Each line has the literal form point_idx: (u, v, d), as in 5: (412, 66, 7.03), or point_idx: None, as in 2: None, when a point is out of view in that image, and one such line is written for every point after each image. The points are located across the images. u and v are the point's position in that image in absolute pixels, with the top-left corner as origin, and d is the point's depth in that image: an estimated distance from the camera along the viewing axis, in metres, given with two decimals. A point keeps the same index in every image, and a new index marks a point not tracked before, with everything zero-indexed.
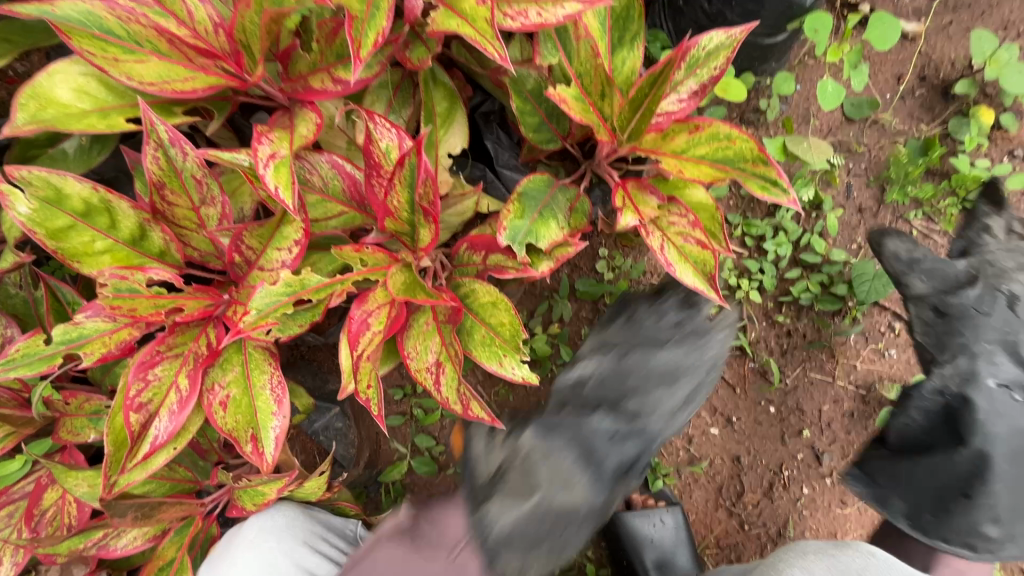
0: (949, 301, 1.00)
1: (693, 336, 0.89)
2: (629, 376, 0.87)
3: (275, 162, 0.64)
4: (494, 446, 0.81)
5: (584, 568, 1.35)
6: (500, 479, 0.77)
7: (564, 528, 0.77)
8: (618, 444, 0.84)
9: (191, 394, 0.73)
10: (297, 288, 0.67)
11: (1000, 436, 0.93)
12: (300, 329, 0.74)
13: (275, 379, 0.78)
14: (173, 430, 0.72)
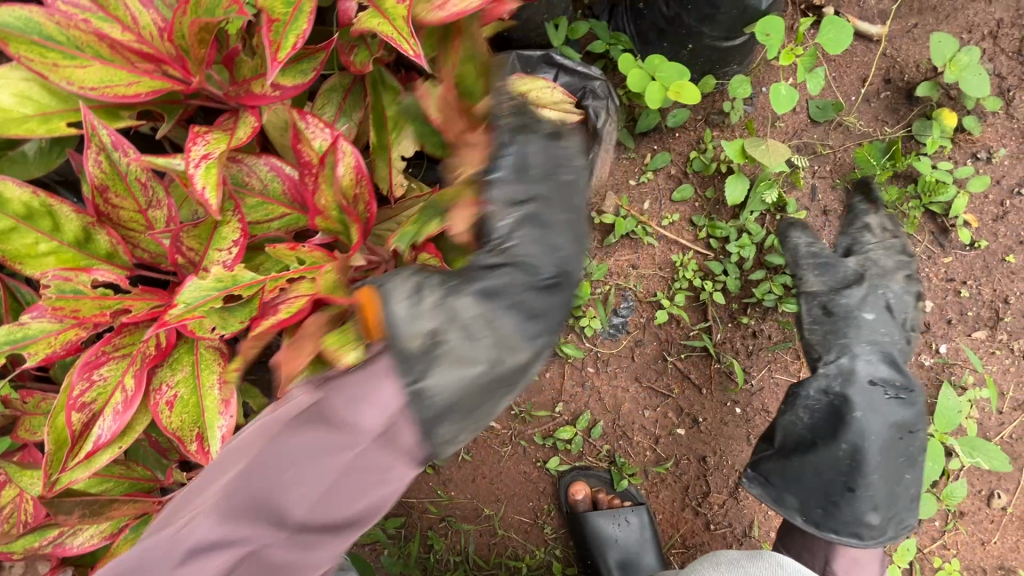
0: (838, 300, 1.08)
1: (571, 179, 0.69)
2: (546, 220, 0.65)
3: (207, 162, 0.66)
4: (424, 302, 0.56)
5: (551, 566, 1.36)
6: (439, 335, 0.54)
7: (494, 410, 0.57)
8: (556, 302, 0.64)
9: (137, 393, 0.74)
10: (227, 283, 0.69)
11: (874, 432, 1.02)
12: (238, 327, 0.70)
13: (224, 379, 0.78)
14: (116, 429, 0.74)
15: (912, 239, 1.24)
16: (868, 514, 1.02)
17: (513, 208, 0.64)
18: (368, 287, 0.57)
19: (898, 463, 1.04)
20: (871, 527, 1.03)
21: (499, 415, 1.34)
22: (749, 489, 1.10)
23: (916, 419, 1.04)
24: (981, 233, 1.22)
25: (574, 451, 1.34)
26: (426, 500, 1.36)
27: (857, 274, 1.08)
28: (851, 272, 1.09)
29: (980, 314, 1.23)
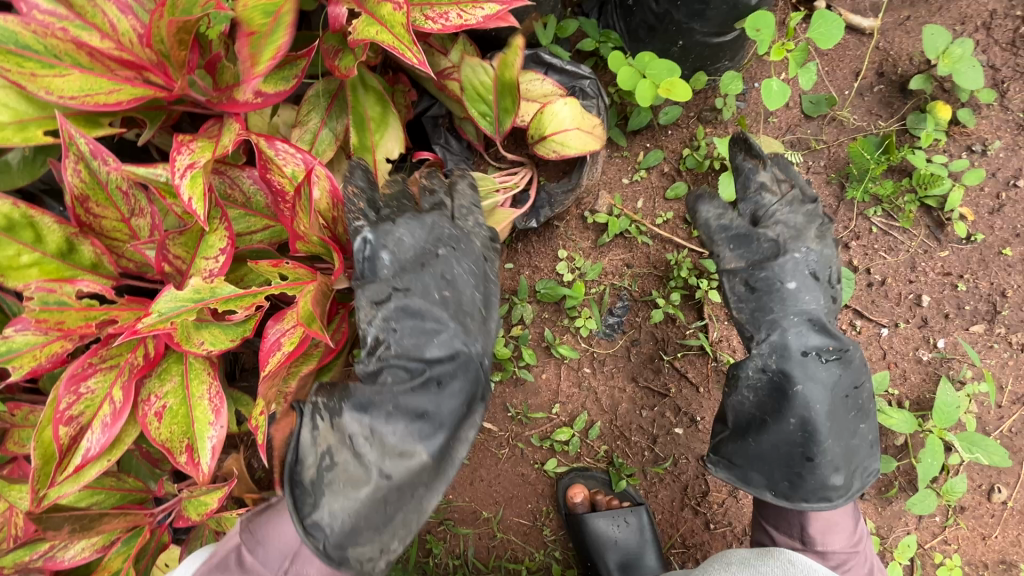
0: (755, 275, 1.01)
1: (454, 246, 0.83)
2: (426, 323, 0.81)
3: (192, 172, 0.65)
4: (318, 437, 0.77)
5: (550, 569, 1.36)
6: (326, 468, 0.76)
7: (406, 500, 0.76)
8: (444, 394, 0.79)
9: (125, 406, 0.73)
10: (204, 296, 0.68)
11: (816, 400, 0.99)
12: (232, 343, 0.74)
13: (213, 389, 0.77)
14: (105, 442, 0.73)
15: (907, 234, 1.23)
16: (831, 479, 1.01)
17: (371, 332, 0.79)
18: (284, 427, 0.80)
19: (848, 418, 1.02)
20: (837, 491, 1.02)
21: (496, 417, 1.33)
22: (714, 473, 1.09)
23: (856, 373, 1.02)
24: (977, 226, 1.21)
25: (572, 452, 1.33)
26: None
27: (773, 241, 1.00)
28: (767, 241, 1.01)
29: (977, 308, 1.22)
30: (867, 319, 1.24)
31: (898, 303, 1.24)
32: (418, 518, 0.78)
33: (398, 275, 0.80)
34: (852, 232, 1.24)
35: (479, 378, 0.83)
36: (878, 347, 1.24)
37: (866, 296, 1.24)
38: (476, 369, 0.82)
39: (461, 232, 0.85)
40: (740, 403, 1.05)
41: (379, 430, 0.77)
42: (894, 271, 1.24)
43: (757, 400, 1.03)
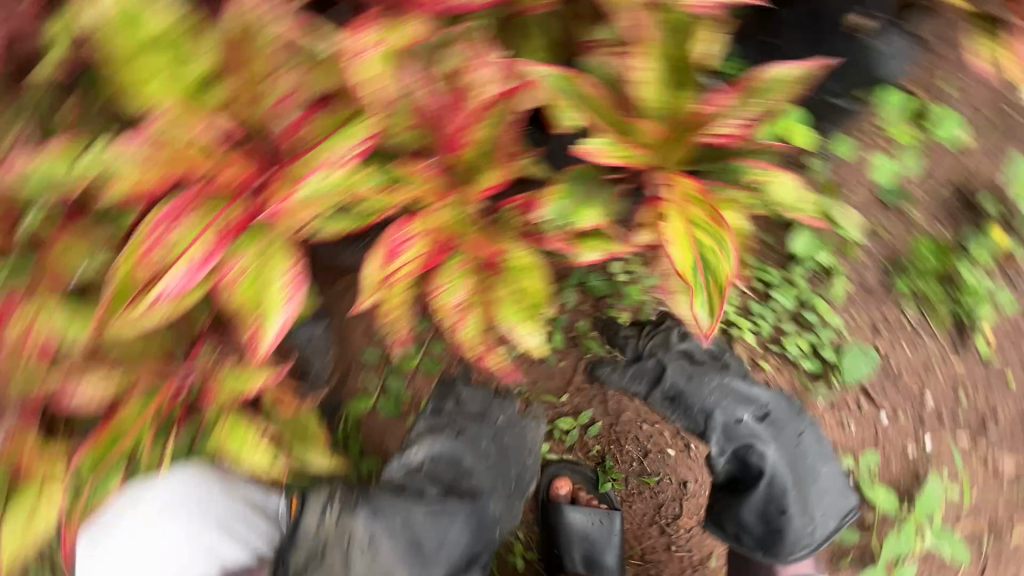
0: (665, 388, 1.29)
1: (507, 422, 1.30)
2: (461, 461, 1.22)
3: (384, 47, 0.67)
4: (316, 530, 0.98)
5: (511, 545, 1.39)
6: (316, 560, 0.96)
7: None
8: (451, 525, 1.06)
9: (213, 256, 0.69)
10: (348, 189, 0.73)
11: (777, 462, 1.20)
12: (340, 229, 0.81)
13: (294, 273, 0.74)
14: (185, 286, 0.68)
15: (933, 336, 1.30)
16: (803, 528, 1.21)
17: (414, 455, 1.21)
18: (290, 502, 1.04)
19: (810, 461, 1.21)
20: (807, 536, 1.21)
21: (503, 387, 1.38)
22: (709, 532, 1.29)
23: (803, 428, 1.25)
24: (998, 350, 1.29)
25: (567, 442, 1.37)
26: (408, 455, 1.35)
27: (693, 364, 1.30)
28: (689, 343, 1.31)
29: (970, 420, 1.31)
30: (871, 401, 1.33)
31: (903, 395, 1.32)
32: None
33: (471, 418, 1.28)
34: (885, 318, 1.31)
35: (488, 521, 1.15)
36: (872, 430, 1.34)
37: (878, 380, 1.32)
38: (487, 513, 1.14)
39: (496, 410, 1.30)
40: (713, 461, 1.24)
41: (382, 539, 0.99)
42: (910, 365, 1.32)
43: (727, 459, 1.23)
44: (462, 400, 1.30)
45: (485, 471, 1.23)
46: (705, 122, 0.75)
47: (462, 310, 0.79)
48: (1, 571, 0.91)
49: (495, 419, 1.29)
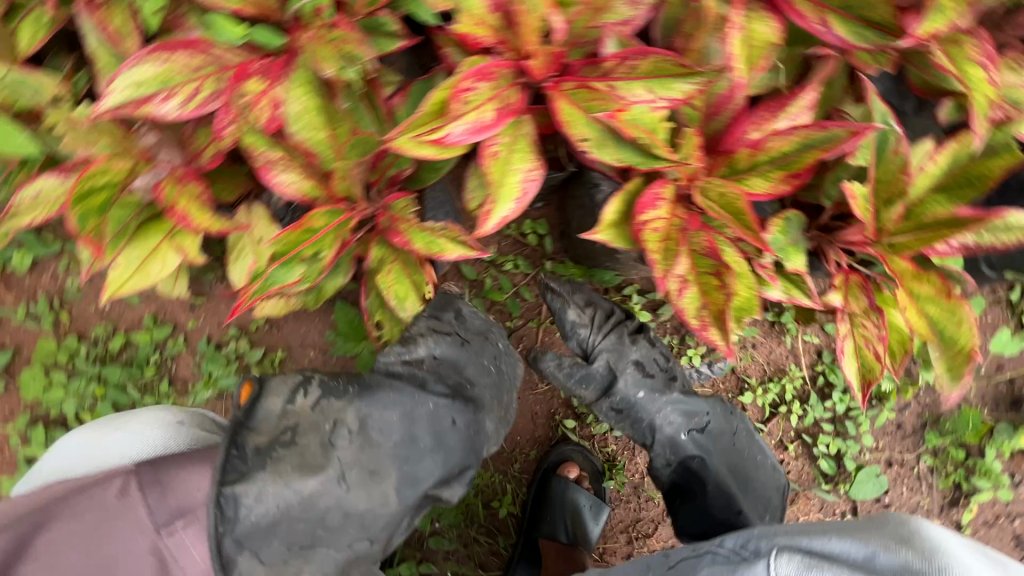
0: (614, 400, 1.21)
1: (500, 352, 1.24)
2: (463, 367, 1.14)
3: (739, 36, 0.70)
4: (286, 414, 0.93)
5: (497, 492, 1.47)
6: (284, 439, 0.91)
7: (343, 525, 0.90)
8: (432, 445, 1.00)
9: (494, 127, 0.73)
10: (659, 130, 0.76)
11: (719, 469, 1.16)
12: (609, 161, 0.77)
13: (535, 173, 0.80)
14: (464, 140, 0.72)
15: (931, 491, 1.44)
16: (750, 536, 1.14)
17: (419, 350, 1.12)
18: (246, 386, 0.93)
19: (737, 453, 1.20)
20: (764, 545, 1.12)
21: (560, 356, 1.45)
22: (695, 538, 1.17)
23: (717, 412, 1.22)
24: (973, 526, 1.44)
25: (592, 429, 1.46)
26: None
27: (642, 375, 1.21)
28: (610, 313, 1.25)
29: None
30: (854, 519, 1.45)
31: None
32: (338, 551, 0.90)
33: (475, 331, 1.21)
34: (902, 458, 1.43)
35: (474, 434, 1.08)
36: None
37: (869, 505, 1.44)
38: (478, 427, 1.09)
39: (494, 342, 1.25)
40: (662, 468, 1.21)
41: (363, 435, 0.95)
42: (900, 506, 1.45)
43: (684, 470, 1.18)
44: (468, 318, 1.24)
45: (468, 389, 1.11)
46: (940, 231, 0.82)
47: (703, 283, 0.75)
48: (112, 294, 0.93)
49: (500, 343, 1.25)
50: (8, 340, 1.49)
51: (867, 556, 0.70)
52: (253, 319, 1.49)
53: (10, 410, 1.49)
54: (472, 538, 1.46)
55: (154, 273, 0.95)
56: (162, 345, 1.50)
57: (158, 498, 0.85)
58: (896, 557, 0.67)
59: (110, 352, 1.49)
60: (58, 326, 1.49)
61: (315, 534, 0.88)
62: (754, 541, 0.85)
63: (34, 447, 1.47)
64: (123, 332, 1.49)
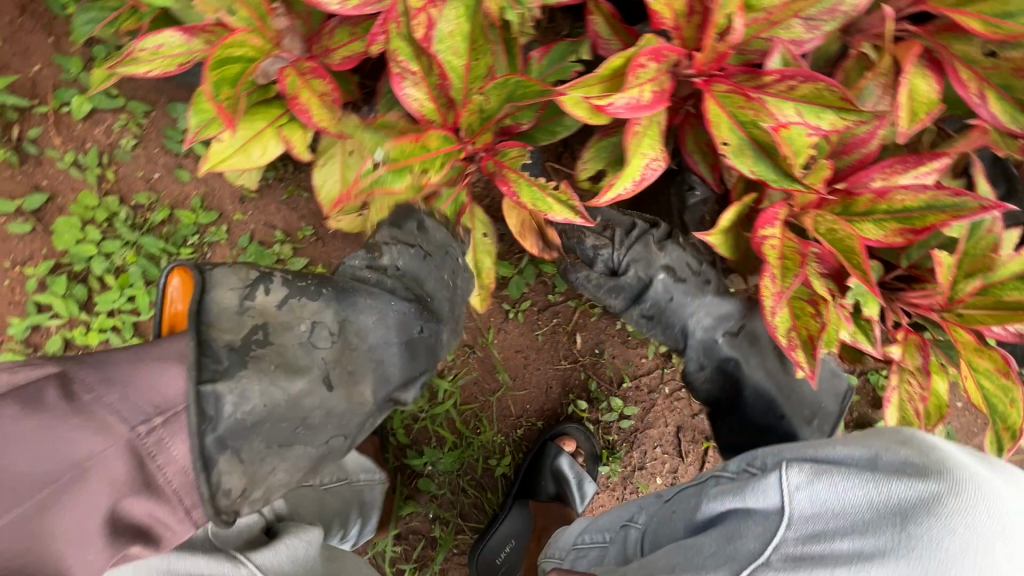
0: (644, 308, 1.18)
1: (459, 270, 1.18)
2: (423, 283, 1.13)
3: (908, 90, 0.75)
4: (246, 318, 0.87)
5: (494, 452, 1.51)
6: (255, 343, 0.85)
7: (325, 424, 0.87)
8: (404, 348, 1.01)
9: (650, 109, 0.75)
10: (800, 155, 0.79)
11: (756, 374, 1.19)
12: (744, 168, 0.78)
13: (659, 163, 0.81)
14: (623, 113, 0.74)
15: None
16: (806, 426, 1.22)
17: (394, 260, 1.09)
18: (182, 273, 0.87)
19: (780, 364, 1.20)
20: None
21: (587, 339, 1.50)
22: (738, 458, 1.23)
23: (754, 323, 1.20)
24: None
25: (600, 415, 1.51)
26: (488, 324, 1.49)
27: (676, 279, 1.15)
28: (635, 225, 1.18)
29: None
30: None
31: None
32: (314, 446, 0.87)
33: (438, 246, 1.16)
34: None
35: (434, 345, 1.09)
36: None
37: None
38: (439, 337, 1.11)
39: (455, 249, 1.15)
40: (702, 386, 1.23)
41: (342, 332, 0.94)
42: None
43: (719, 383, 1.20)
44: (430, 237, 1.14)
45: (430, 297, 1.12)
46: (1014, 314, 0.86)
47: (798, 308, 0.79)
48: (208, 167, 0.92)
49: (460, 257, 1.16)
50: (47, 184, 1.45)
51: (871, 458, 0.75)
52: (301, 227, 1.48)
53: (34, 254, 1.45)
54: (461, 487, 1.51)
55: (254, 157, 0.94)
56: (204, 229, 1.47)
57: (115, 398, 0.71)
58: (898, 454, 0.74)
59: (149, 222, 1.46)
60: (102, 183, 1.46)
61: (300, 433, 0.84)
62: (761, 458, 0.94)
63: (51, 297, 1.44)
64: (167, 206, 1.46)
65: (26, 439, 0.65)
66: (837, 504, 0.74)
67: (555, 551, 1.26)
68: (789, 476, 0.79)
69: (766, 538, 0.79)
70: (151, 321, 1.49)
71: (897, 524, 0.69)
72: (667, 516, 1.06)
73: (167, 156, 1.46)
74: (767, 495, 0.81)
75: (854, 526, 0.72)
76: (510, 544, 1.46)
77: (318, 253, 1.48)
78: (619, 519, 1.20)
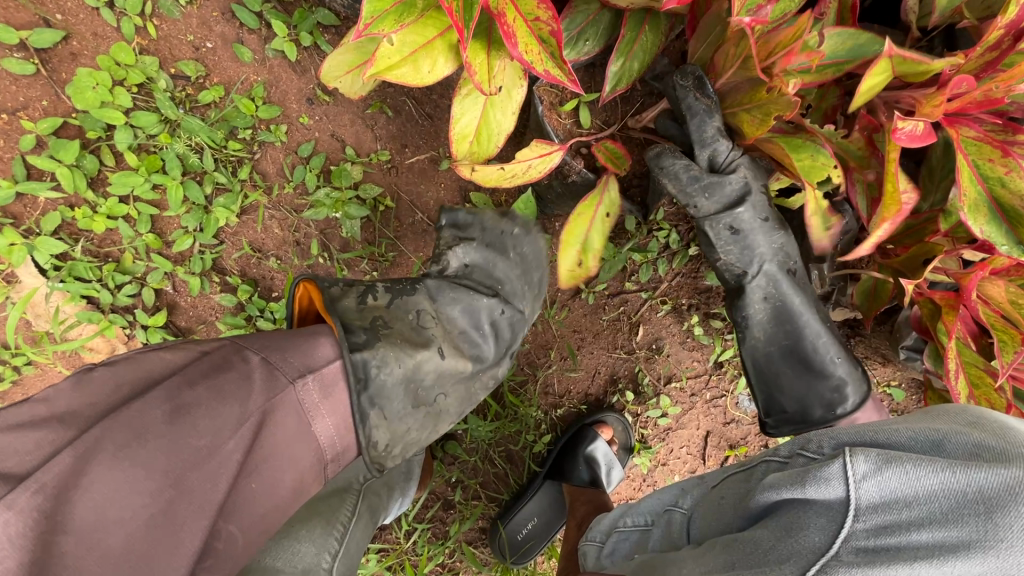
0: (737, 217, 1.00)
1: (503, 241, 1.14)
2: (494, 270, 1.11)
3: None
4: (364, 311, 0.91)
5: (530, 427, 1.46)
6: (380, 324, 0.90)
7: (438, 385, 0.92)
8: (494, 336, 1.05)
9: (920, 139, 0.69)
10: None
11: (805, 306, 1.05)
12: (977, 225, 0.74)
13: (911, 197, 0.74)
14: (899, 139, 0.68)
15: None
16: (832, 394, 1.05)
17: (728, 147, 0.96)
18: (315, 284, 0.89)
19: (828, 314, 1.09)
20: (848, 401, 1.05)
21: (649, 332, 1.46)
22: (780, 435, 1.10)
23: (803, 267, 1.07)
24: None
25: (642, 407, 1.50)
26: (554, 298, 1.40)
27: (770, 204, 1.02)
28: None
29: None
30: None
31: None
32: (434, 408, 0.93)
33: (488, 232, 1.14)
34: None
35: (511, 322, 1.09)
36: None
37: None
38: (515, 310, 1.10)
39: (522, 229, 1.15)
40: (754, 348, 1.08)
41: (438, 315, 0.99)
42: None
43: (769, 342, 1.07)
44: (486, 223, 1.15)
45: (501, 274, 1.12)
46: None
47: (975, 377, 0.83)
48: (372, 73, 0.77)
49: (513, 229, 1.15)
50: (64, 19, 1.14)
51: (933, 442, 0.60)
52: (375, 150, 1.28)
53: (32, 105, 1.16)
54: (490, 456, 1.46)
55: (422, 73, 0.80)
56: (259, 125, 1.24)
57: (278, 357, 0.74)
58: (969, 438, 0.58)
59: (192, 100, 1.21)
60: (139, 36, 1.17)
61: (428, 397, 0.91)
62: (815, 441, 0.74)
63: (53, 165, 1.16)
64: (217, 86, 1.21)
65: (205, 395, 0.66)
66: (910, 494, 0.57)
67: (596, 536, 1.10)
68: (852, 464, 0.61)
69: (833, 532, 0.61)
70: (175, 219, 1.26)
71: (982, 514, 0.53)
72: (714, 503, 0.85)
73: (228, 25, 1.20)
74: (828, 485, 0.62)
75: (931, 515, 0.56)
76: (533, 520, 1.45)
77: (388, 182, 1.30)
78: (663, 501, 1.01)
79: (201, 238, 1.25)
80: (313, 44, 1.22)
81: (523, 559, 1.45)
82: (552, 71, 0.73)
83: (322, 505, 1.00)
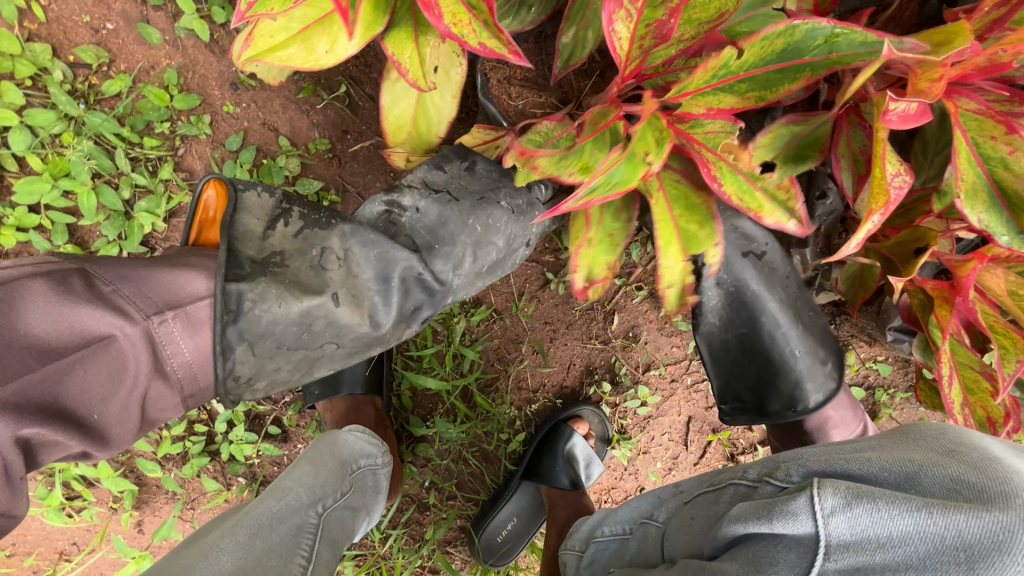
0: None
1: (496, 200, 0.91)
2: (444, 220, 0.88)
3: None
4: (267, 243, 0.80)
5: (503, 425, 1.39)
6: (274, 262, 0.79)
7: (326, 333, 0.79)
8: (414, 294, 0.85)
9: (900, 121, 0.60)
10: None
11: (762, 292, 0.96)
12: (979, 211, 0.64)
13: (903, 181, 0.62)
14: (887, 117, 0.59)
15: None
16: (793, 390, 0.98)
17: None
18: (217, 186, 0.86)
19: (800, 304, 1.00)
20: (809, 399, 0.98)
21: (625, 321, 1.37)
22: (734, 425, 1.04)
23: (772, 253, 0.97)
24: None
25: (619, 398, 1.43)
26: (522, 290, 1.31)
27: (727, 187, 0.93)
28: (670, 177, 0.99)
29: None
30: None
31: None
32: (322, 355, 0.80)
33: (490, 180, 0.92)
34: None
35: (433, 281, 0.86)
36: None
37: None
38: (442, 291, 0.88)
39: (493, 200, 0.91)
40: (710, 335, 1.00)
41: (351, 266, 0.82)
42: None
43: (726, 329, 0.99)
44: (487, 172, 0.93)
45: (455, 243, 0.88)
46: None
47: (970, 381, 0.77)
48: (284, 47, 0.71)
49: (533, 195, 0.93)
50: None
51: (907, 474, 0.52)
52: (313, 139, 1.13)
53: None
54: (462, 457, 1.40)
55: (317, 53, 0.72)
56: (177, 116, 1.10)
57: (131, 290, 0.67)
58: (945, 471, 0.50)
59: (98, 93, 1.07)
60: (25, 20, 1.03)
61: (312, 345, 0.79)
62: (781, 466, 0.66)
63: None
64: (124, 74, 1.06)
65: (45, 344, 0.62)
66: (884, 535, 0.50)
67: (575, 544, 1.04)
68: (819, 499, 0.53)
69: (804, 570, 0.54)
70: (95, 227, 1.12)
71: (963, 564, 0.46)
72: (684, 523, 0.79)
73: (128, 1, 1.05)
74: (796, 520, 0.54)
75: (907, 560, 0.49)
76: (512, 522, 1.41)
77: (331, 174, 1.14)
78: (639, 510, 0.94)
79: (126, 247, 1.11)
80: (228, 21, 1.06)
81: (502, 561, 1.41)
82: (487, 44, 0.62)
83: (273, 559, 0.90)
